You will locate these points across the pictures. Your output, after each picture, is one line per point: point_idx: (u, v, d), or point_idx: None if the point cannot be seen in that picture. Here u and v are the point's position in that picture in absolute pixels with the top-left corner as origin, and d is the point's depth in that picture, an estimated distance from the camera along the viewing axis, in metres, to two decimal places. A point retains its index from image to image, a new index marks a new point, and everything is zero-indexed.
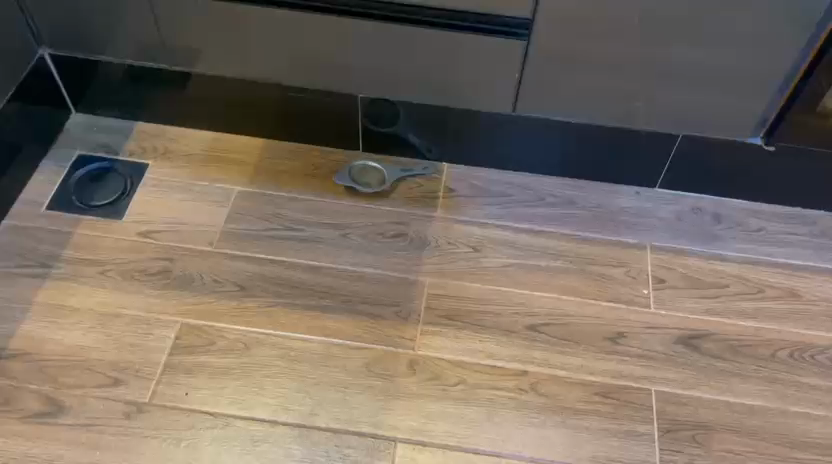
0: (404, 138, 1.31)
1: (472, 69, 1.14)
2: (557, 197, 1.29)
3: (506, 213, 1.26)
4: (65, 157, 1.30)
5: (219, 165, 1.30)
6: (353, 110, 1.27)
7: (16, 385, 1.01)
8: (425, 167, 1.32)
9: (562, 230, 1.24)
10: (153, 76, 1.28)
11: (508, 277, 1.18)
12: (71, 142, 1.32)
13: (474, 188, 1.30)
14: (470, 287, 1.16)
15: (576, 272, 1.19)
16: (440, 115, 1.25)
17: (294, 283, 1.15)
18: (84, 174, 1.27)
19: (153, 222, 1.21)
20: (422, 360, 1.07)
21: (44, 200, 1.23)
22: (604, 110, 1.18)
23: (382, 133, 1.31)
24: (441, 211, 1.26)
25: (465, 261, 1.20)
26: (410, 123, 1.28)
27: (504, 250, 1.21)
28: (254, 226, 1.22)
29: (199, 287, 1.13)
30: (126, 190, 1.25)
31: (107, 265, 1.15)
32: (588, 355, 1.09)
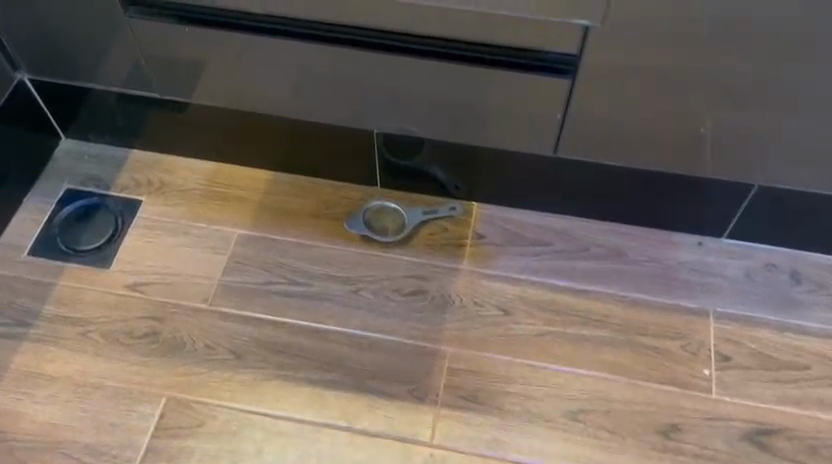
0: (429, 174, 1.14)
1: (507, 108, 0.96)
2: (605, 248, 1.10)
3: (543, 266, 1.09)
4: (51, 192, 1.17)
5: (220, 203, 1.16)
6: (369, 143, 1.11)
7: None
8: (451, 207, 1.15)
9: (609, 291, 1.06)
10: (145, 103, 1.13)
11: (542, 349, 1.01)
12: (59, 174, 1.19)
13: (508, 234, 1.12)
14: (497, 361, 1.00)
15: (623, 344, 1.02)
16: (468, 151, 1.08)
17: (295, 352, 1.01)
18: (70, 212, 1.15)
19: (143, 273, 1.08)
20: (438, 453, 0.93)
21: (26, 243, 1.11)
22: (664, 158, 0.98)
23: (403, 168, 1.14)
24: (468, 263, 1.09)
25: (493, 326, 1.03)
26: (435, 159, 1.11)
27: (539, 314, 1.04)
28: (254, 279, 1.08)
29: (189, 354, 1.01)
30: (116, 232, 1.13)
31: (90, 324, 1.03)
32: (635, 453, 0.93)
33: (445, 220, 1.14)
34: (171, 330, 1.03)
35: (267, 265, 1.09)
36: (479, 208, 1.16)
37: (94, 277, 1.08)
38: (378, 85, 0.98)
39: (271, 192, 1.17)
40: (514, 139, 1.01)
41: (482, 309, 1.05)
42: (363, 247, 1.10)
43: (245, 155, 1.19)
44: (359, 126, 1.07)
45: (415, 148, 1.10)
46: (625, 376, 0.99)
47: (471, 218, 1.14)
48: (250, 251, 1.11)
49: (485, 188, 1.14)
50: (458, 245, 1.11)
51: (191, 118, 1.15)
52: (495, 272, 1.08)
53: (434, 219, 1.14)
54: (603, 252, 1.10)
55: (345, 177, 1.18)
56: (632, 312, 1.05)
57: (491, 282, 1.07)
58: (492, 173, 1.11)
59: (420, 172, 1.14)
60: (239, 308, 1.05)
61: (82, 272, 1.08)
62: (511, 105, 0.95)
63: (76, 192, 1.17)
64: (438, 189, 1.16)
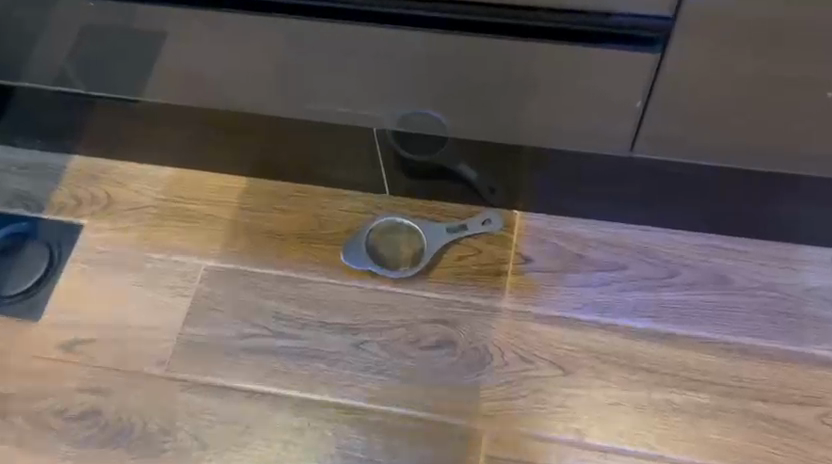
0: (453, 176, 0.84)
1: (569, 92, 0.67)
2: (700, 272, 0.81)
3: (616, 301, 0.80)
4: None
5: (183, 224, 0.89)
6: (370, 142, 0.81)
7: None
8: (484, 219, 0.85)
9: (710, 335, 0.77)
10: (74, 98, 0.85)
11: (618, 424, 0.73)
12: None
13: (563, 255, 0.83)
14: (555, 445, 0.73)
15: (733, 415, 0.73)
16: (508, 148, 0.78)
17: (277, 436, 0.76)
18: None
19: (83, 326, 0.83)
20: None
21: None
22: (794, 153, 0.69)
23: (418, 168, 0.84)
24: (513, 299, 0.81)
25: (548, 392, 0.76)
26: (462, 157, 0.81)
27: (612, 373, 0.76)
28: (226, 331, 0.82)
29: (138, 443, 0.76)
30: (50, 270, 0.87)
31: (12, 402, 0.79)
32: None
33: (477, 238, 0.85)
34: (116, 409, 0.78)
35: (242, 311, 0.83)
36: (522, 219, 0.86)
37: (20, 335, 0.83)
38: (377, 64, 0.69)
39: (248, 207, 0.90)
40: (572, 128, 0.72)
41: (531, 366, 0.77)
42: (371, 282, 0.83)
43: (210, 158, 0.91)
44: (355, 122, 0.78)
45: (433, 145, 0.80)
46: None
47: (513, 233, 0.85)
48: (221, 290, 0.84)
49: (530, 192, 0.84)
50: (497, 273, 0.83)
51: (136, 115, 0.86)
52: (551, 312, 0.80)
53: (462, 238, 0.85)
54: (698, 277, 0.80)
55: (342, 180, 0.88)
56: (742, 366, 0.75)
57: (542, 327, 0.79)
58: (541, 172, 0.80)
59: (442, 173, 0.84)
60: (205, 374, 0.79)
61: (4, 328, 0.83)
62: (571, 83, 0.66)
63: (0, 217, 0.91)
64: (467, 194, 0.86)
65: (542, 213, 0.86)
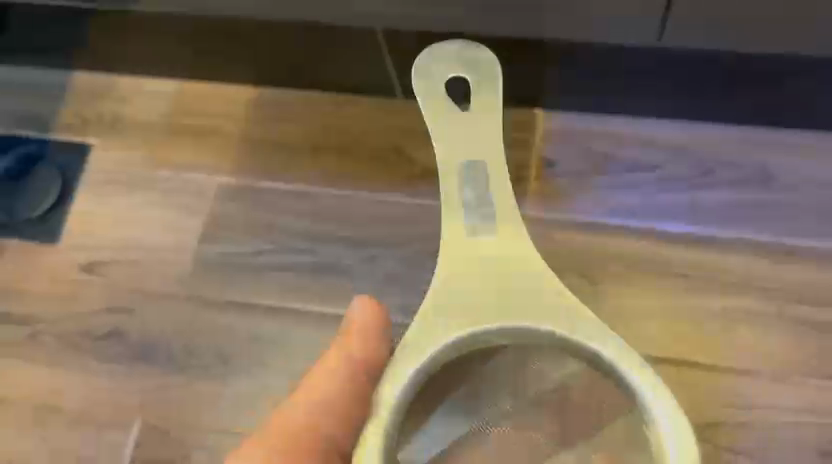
0: None
1: None
2: (739, 168, 0.77)
3: (643, 203, 0.77)
4: None
5: (194, 140, 0.87)
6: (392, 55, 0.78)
7: None
8: (459, 112, 0.63)
9: (735, 234, 0.75)
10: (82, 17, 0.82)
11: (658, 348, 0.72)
12: None
13: (588, 157, 0.78)
14: None
15: (763, 317, 0.72)
16: (529, 53, 0.74)
17: (296, 349, 0.77)
18: None
19: (100, 248, 0.83)
20: None
21: None
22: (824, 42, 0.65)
23: None
24: (535, 203, 0.77)
25: None
26: None
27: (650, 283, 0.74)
28: (239, 244, 0.81)
29: (160, 354, 0.78)
30: (64, 193, 0.86)
31: (40, 324, 0.80)
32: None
33: (491, 59, 0.64)
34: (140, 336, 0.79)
35: (261, 230, 0.82)
36: (543, 118, 0.80)
37: (38, 258, 0.84)
38: None
39: (259, 116, 0.87)
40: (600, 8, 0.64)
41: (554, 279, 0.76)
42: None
43: (214, 69, 0.87)
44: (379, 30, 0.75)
45: None
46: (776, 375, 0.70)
47: (533, 133, 0.80)
48: (236, 208, 0.83)
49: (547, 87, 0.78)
50: (521, 173, 0.78)
51: (147, 34, 0.83)
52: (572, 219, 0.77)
53: (494, 125, 0.62)
54: (731, 173, 0.77)
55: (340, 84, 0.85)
56: (780, 269, 0.74)
57: (566, 239, 0.76)
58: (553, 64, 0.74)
59: None
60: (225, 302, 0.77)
61: (26, 252, 0.84)
62: None
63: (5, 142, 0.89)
64: None
65: (563, 112, 0.80)
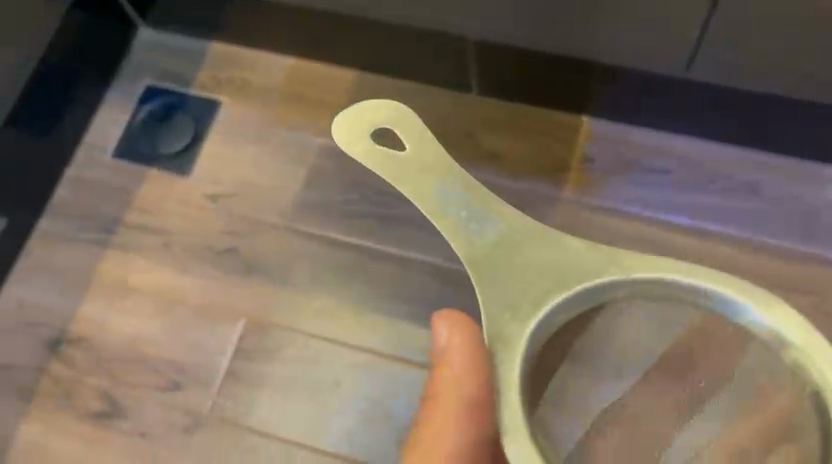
0: (531, 90, 1.00)
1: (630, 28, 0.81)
2: (737, 180, 0.96)
3: (655, 198, 0.96)
4: (131, 86, 1.13)
5: (303, 106, 1.08)
6: (467, 62, 0.98)
7: (77, 377, 0.96)
8: (399, 156, 0.65)
9: (728, 230, 0.94)
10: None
11: None
12: (139, 70, 1.13)
13: (616, 156, 0.99)
14: None
15: None
16: (577, 74, 0.93)
17: (370, 278, 0.98)
18: (149, 114, 1.10)
19: (222, 182, 1.05)
20: None
21: (109, 145, 1.09)
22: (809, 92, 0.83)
23: (502, 84, 1.01)
24: (570, 188, 0.98)
25: None
26: (539, 78, 0.97)
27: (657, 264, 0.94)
28: (331, 193, 1.02)
29: (263, 270, 0.99)
30: (196, 136, 1.08)
31: (171, 236, 1.02)
32: None
33: (392, 107, 0.67)
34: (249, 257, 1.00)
35: (350, 184, 1.02)
36: (583, 123, 1.01)
37: (171, 185, 1.05)
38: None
39: (355, 97, 1.07)
40: (641, 49, 0.84)
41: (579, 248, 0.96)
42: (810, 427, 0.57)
43: (324, 53, 1.08)
44: (459, 43, 0.95)
45: (513, 66, 0.96)
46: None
47: (574, 133, 1.00)
48: (331, 165, 1.04)
49: (590, 100, 0.98)
50: (561, 168, 0.99)
51: (276, 18, 1.04)
52: (597, 203, 0.97)
53: (429, 145, 0.65)
54: (730, 183, 0.96)
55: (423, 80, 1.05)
56: (761, 260, 0.93)
57: (593, 217, 0.96)
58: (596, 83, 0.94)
59: (521, 89, 1.00)
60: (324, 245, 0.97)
61: (164, 180, 1.06)
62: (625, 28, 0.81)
63: (148, 94, 1.11)
64: (540, 101, 1.01)
65: (600, 119, 1.00)
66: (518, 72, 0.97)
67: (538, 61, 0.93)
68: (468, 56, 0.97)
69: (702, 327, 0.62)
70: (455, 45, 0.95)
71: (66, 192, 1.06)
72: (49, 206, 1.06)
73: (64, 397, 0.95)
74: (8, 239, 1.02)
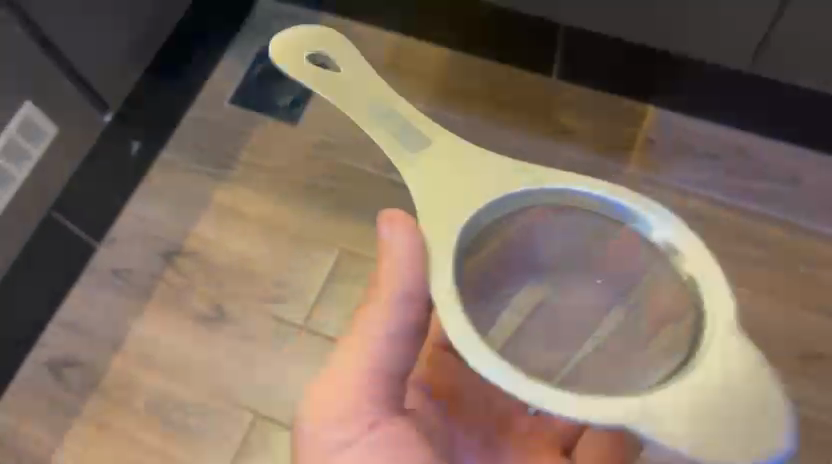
0: (610, 79, 1.15)
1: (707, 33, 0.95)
2: (781, 169, 1.11)
3: (709, 180, 1.11)
4: (246, 46, 1.25)
5: (402, 77, 1.22)
6: (558, 48, 1.13)
7: (190, 286, 1.10)
8: (330, 74, 0.61)
9: (770, 212, 1.08)
10: None
11: None
12: (255, 31, 1.26)
13: (677, 141, 1.13)
14: None
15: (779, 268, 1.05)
16: (652, 66, 1.09)
17: None
18: (263, 70, 1.23)
19: (325, 133, 1.19)
20: None
21: (229, 94, 1.23)
22: None
23: (585, 71, 1.15)
24: (635, 166, 1.12)
25: None
26: (619, 68, 1.12)
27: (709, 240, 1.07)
28: None
29: (359, 210, 1.13)
30: (307, 93, 1.21)
31: (278, 175, 1.17)
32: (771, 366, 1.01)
33: (325, 33, 0.63)
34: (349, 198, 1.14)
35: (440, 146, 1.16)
36: (650, 111, 1.16)
37: (279, 131, 1.19)
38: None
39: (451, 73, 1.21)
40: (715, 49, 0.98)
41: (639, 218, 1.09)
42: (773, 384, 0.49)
43: (425, 31, 1.21)
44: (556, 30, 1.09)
45: (599, 55, 1.11)
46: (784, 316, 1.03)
47: (643, 119, 1.15)
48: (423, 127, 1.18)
49: (660, 91, 1.13)
50: (628, 146, 1.14)
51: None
52: (658, 180, 1.11)
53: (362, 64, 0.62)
54: (774, 172, 1.10)
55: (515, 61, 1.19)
56: (797, 239, 1.07)
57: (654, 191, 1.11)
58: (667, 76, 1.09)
59: (600, 77, 1.15)
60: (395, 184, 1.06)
61: (274, 127, 1.20)
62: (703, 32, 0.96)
63: (263, 54, 1.24)
64: (616, 89, 1.16)
65: (664, 109, 1.15)
66: (602, 61, 1.12)
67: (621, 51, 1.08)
68: (562, 42, 1.12)
69: (650, 264, 0.58)
70: (551, 32, 1.10)
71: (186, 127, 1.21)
72: (172, 138, 1.20)
73: (177, 303, 1.09)
74: (138, 162, 1.16)
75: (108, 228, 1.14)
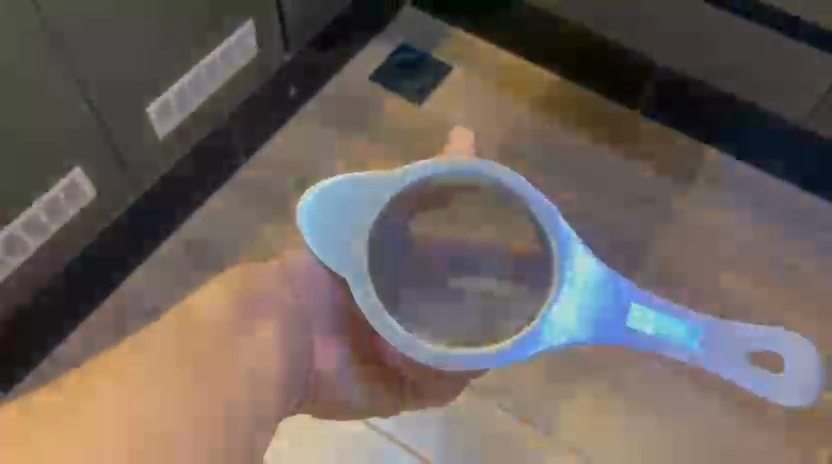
0: (674, 109, 1.20)
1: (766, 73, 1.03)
2: (818, 205, 1.17)
3: (749, 208, 1.17)
4: (385, 44, 1.29)
5: (515, 89, 1.25)
6: (636, 73, 1.19)
7: (255, 215, 1.18)
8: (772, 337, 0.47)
9: (809, 240, 1.14)
10: None
11: (735, 286, 1.12)
12: (384, 29, 1.29)
13: (717, 174, 1.19)
14: (686, 273, 1.13)
15: (810, 287, 1.12)
16: (716, 103, 1.15)
17: None
18: (400, 61, 1.27)
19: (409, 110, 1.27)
20: None
21: (361, 77, 1.27)
22: None
23: (660, 101, 1.20)
24: (685, 188, 1.18)
25: (694, 255, 1.14)
26: (685, 100, 1.17)
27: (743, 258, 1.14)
28: (487, 135, 1.22)
29: None
30: (436, 84, 1.26)
31: (354, 133, 1.23)
32: None
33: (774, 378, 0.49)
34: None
35: (505, 132, 1.22)
36: (698, 144, 1.21)
37: (359, 98, 1.25)
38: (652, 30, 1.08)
39: (552, 92, 1.25)
40: (777, 93, 1.06)
41: (687, 226, 1.16)
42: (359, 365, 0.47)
43: (541, 53, 1.25)
44: (634, 45, 1.13)
45: (670, 84, 1.17)
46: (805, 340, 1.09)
47: (694, 152, 1.21)
48: (489, 111, 1.23)
49: (718, 128, 1.18)
50: (688, 176, 1.19)
51: (494, 9, 1.23)
52: (701, 203, 1.17)
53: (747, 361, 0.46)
54: (811, 208, 1.17)
55: (600, 90, 1.25)
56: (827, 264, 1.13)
57: (702, 211, 1.17)
58: (725, 112, 1.16)
59: (666, 108, 1.21)
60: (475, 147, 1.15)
61: (377, 102, 1.25)
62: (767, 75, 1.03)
63: (401, 48, 1.28)
64: (680, 123, 1.21)
65: (710, 145, 1.21)
66: (673, 90, 1.17)
67: (688, 84, 1.15)
68: (640, 68, 1.17)
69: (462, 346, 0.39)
70: (629, 57, 1.17)
71: (329, 91, 1.26)
72: (316, 95, 1.26)
73: (241, 234, 1.17)
74: (288, 107, 1.23)
75: (247, 157, 1.21)
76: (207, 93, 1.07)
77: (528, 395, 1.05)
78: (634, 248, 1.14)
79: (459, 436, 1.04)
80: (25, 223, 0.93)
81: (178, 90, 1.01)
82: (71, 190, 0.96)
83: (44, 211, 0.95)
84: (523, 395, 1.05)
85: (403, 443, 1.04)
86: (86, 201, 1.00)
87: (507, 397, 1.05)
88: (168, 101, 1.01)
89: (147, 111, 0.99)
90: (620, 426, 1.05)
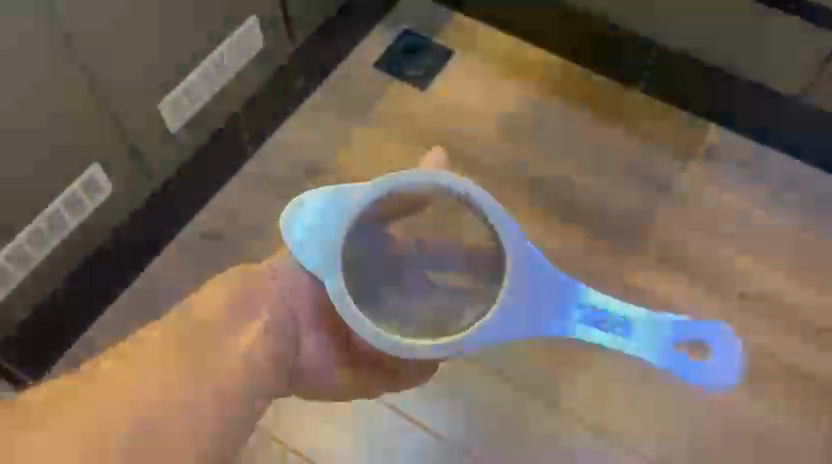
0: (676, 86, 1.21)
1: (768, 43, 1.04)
2: (820, 180, 1.18)
3: (751, 182, 1.18)
4: (388, 32, 1.30)
5: (517, 71, 1.26)
6: (638, 51, 1.19)
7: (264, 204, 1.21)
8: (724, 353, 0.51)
9: (811, 214, 1.15)
10: None
11: (738, 259, 1.13)
12: (388, 17, 1.31)
13: (719, 150, 1.20)
14: (689, 247, 1.14)
15: (813, 260, 1.13)
16: (718, 78, 1.16)
17: (513, 178, 1.19)
18: (403, 47, 1.29)
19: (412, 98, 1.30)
20: (611, 291, 1.11)
21: (365, 66, 1.29)
22: None
23: (662, 78, 1.21)
24: (688, 165, 1.19)
25: (697, 229, 1.15)
26: (688, 76, 1.18)
27: (744, 234, 1.15)
28: (490, 117, 1.23)
29: None
30: (438, 69, 1.27)
31: (359, 121, 1.25)
32: (789, 338, 1.09)
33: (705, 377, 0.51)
34: (461, 156, 1.21)
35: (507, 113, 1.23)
36: (700, 121, 1.22)
37: (363, 86, 1.27)
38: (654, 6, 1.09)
39: (554, 73, 1.26)
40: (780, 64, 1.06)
41: (690, 201, 1.17)
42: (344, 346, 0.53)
43: (543, 35, 1.26)
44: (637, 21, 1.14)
45: (672, 60, 1.17)
46: (805, 314, 1.10)
47: (697, 128, 1.22)
48: (491, 93, 1.25)
49: (721, 104, 1.19)
50: (690, 152, 1.20)
51: None
52: (704, 179, 1.18)
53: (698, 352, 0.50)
54: (813, 183, 1.18)
55: (602, 69, 1.26)
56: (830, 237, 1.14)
57: (705, 186, 1.18)
58: (728, 88, 1.16)
59: (668, 86, 1.21)
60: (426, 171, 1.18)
61: (381, 89, 1.27)
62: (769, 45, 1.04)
63: (403, 35, 1.30)
64: (682, 100, 1.22)
65: (712, 122, 1.22)
66: (676, 66, 1.18)
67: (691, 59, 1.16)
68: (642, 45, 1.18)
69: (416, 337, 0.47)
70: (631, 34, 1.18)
71: (333, 81, 1.28)
72: (321, 86, 1.28)
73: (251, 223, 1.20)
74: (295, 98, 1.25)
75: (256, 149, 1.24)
76: (218, 85, 1.09)
77: (532, 372, 1.08)
78: (637, 223, 1.15)
79: (465, 411, 1.07)
80: (48, 218, 0.97)
81: (189, 85, 1.05)
82: (89, 185, 1.00)
83: (65, 207, 0.99)
84: (530, 370, 1.08)
85: (413, 418, 1.06)
86: (103, 195, 1.04)
87: (514, 372, 1.08)
88: (180, 96, 1.04)
89: (159, 106, 1.02)
90: (626, 399, 1.06)
